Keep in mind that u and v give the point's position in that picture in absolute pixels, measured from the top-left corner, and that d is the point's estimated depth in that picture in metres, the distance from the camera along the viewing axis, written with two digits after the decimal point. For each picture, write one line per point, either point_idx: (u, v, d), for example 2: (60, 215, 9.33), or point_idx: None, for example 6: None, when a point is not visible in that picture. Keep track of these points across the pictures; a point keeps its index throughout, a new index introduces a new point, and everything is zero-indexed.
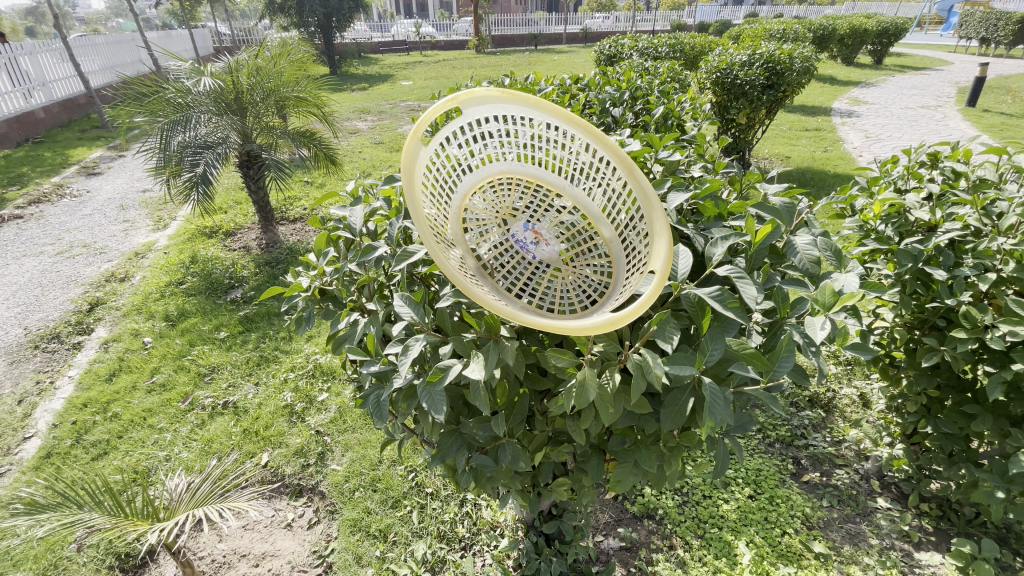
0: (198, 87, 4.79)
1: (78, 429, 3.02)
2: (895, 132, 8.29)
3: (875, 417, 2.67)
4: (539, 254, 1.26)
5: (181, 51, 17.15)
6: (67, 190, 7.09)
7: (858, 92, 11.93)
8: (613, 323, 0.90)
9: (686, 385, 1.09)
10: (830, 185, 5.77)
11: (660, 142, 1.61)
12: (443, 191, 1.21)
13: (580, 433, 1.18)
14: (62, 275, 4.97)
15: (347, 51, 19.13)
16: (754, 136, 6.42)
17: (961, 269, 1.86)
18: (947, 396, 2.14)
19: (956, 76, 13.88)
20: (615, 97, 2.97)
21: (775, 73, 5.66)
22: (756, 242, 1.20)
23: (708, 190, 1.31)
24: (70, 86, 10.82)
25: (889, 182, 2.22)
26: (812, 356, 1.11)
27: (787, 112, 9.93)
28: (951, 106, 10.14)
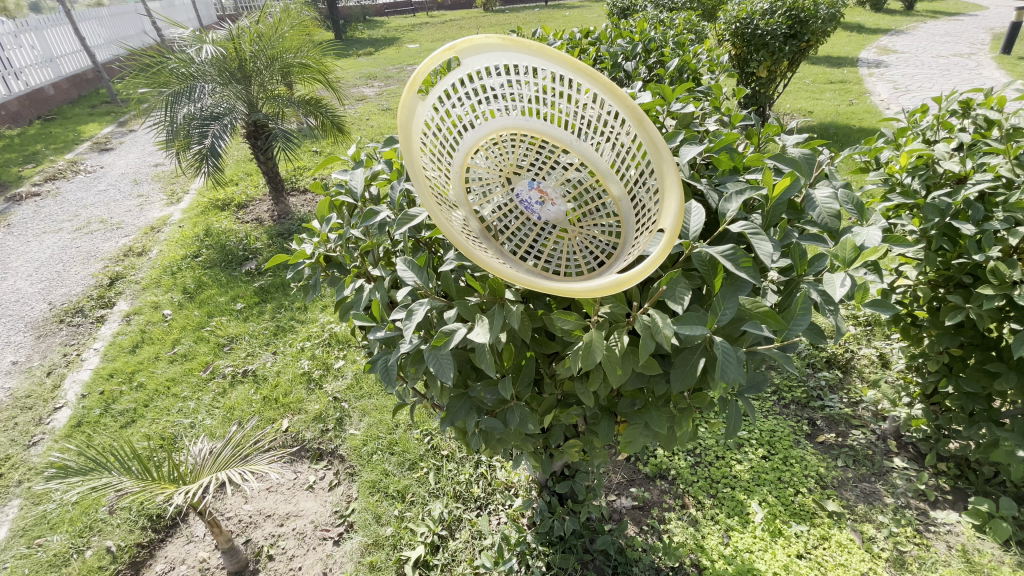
0: (201, 56, 4.74)
1: (106, 399, 3.13)
2: (926, 82, 7.86)
3: (893, 377, 2.62)
4: (545, 215, 1.20)
5: (185, 20, 16.90)
6: (81, 166, 7.15)
7: (887, 40, 11.28)
8: (620, 284, 0.86)
9: (696, 345, 1.07)
10: (855, 140, 5.53)
11: (673, 93, 1.54)
12: (443, 150, 1.17)
13: (588, 396, 1.17)
14: (82, 251, 5.06)
15: (351, 14, 18.64)
16: (774, 90, 6.14)
17: (991, 223, 1.76)
18: (970, 354, 2.08)
19: (992, 21, 13.05)
20: (628, 50, 2.84)
21: (798, 21, 5.37)
22: (773, 195, 1.14)
23: (723, 142, 1.25)
24: (77, 61, 10.75)
25: (917, 133, 2.10)
26: (828, 314, 1.07)
27: (811, 64, 9.46)
28: (985, 53, 9.56)
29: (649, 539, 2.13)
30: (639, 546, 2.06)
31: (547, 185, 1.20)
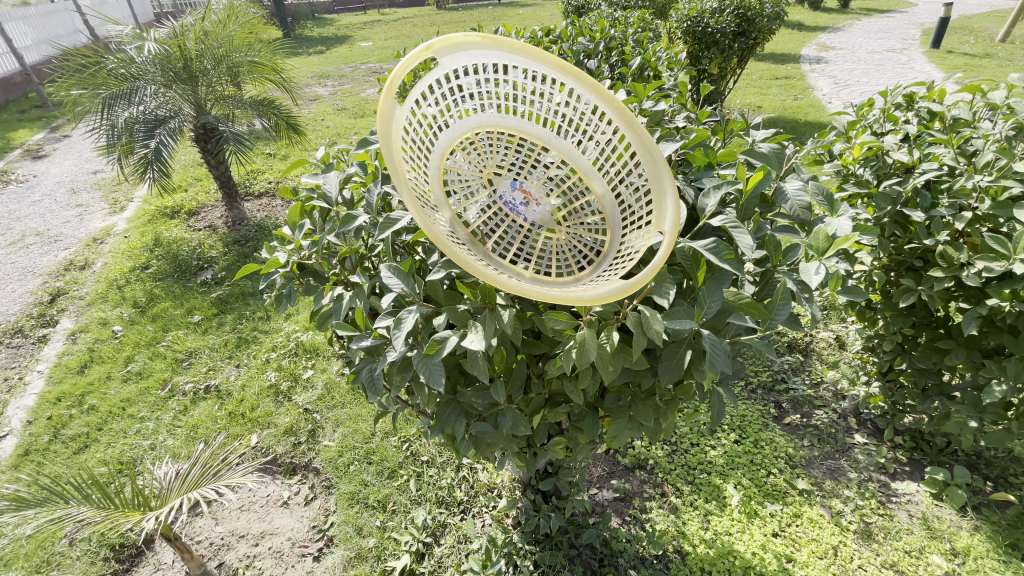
0: (143, 56, 4.49)
1: (55, 424, 2.92)
2: (863, 77, 8.32)
3: (851, 357, 2.76)
4: (530, 216, 1.18)
5: (120, 17, 16.00)
6: (11, 175, 6.65)
7: (826, 37, 11.86)
8: (625, 290, 0.87)
9: (683, 339, 1.09)
10: (803, 133, 5.80)
11: (643, 91, 1.56)
12: (420, 151, 1.14)
13: (578, 394, 1.17)
14: (17, 267, 4.70)
15: (300, 13, 18.12)
16: (726, 86, 6.35)
17: (938, 209, 1.88)
18: (921, 333, 2.21)
19: (919, 19, 13.93)
20: (590, 49, 2.86)
21: (746, 20, 5.57)
22: (749, 189, 1.18)
23: (696, 138, 1.28)
24: (2, 63, 10.02)
25: (866, 126, 2.23)
26: (806, 302, 1.11)
27: (757, 61, 9.86)
28: (915, 48, 10.19)
29: (632, 529, 2.16)
30: (623, 538, 2.10)
31: (530, 185, 1.18)
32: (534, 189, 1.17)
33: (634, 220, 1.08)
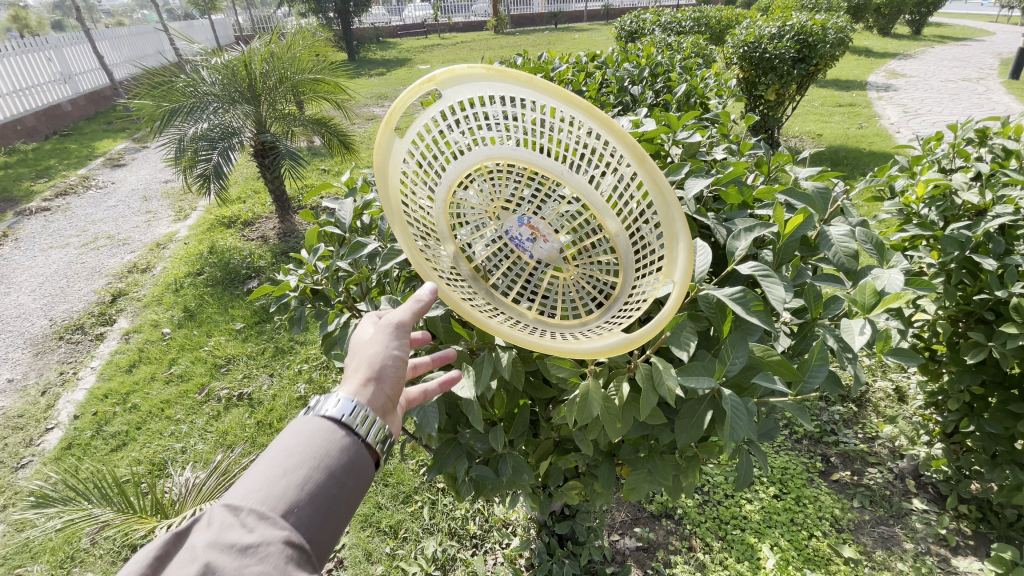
0: (213, 77, 4.80)
1: (99, 421, 3.08)
2: (936, 106, 7.83)
3: (911, 413, 2.50)
4: (536, 253, 1.12)
5: (201, 40, 17.52)
6: (93, 182, 7.25)
7: (896, 64, 11.31)
8: (628, 342, 0.81)
9: (703, 395, 0.99)
10: (866, 164, 5.48)
11: (678, 121, 1.46)
12: (427, 179, 1.10)
13: (587, 444, 1.10)
14: (87, 267, 5.08)
15: (365, 36, 19.15)
16: (783, 113, 6.12)
17: (1013, 257, 1.69)
18: (992, 393, 1.97)
19: (1002, 46, 13.09)
20: (634, 75, 2.80)
21: (806, 46, 5.38)
22: (785, 233, 1.07)
23: (730, 174, 1.18)
24: (96, 79, 11.14)
25: (933, 162, 2.06)
26: (847, 363, 0.99)
27: (819, 88, 9.49)
28: (996, 77, 9.55)
29: None
30: None
31: (539, 221, 1.10)
32: (542, 225, 1.09)
33: (648, 263, 0.99)
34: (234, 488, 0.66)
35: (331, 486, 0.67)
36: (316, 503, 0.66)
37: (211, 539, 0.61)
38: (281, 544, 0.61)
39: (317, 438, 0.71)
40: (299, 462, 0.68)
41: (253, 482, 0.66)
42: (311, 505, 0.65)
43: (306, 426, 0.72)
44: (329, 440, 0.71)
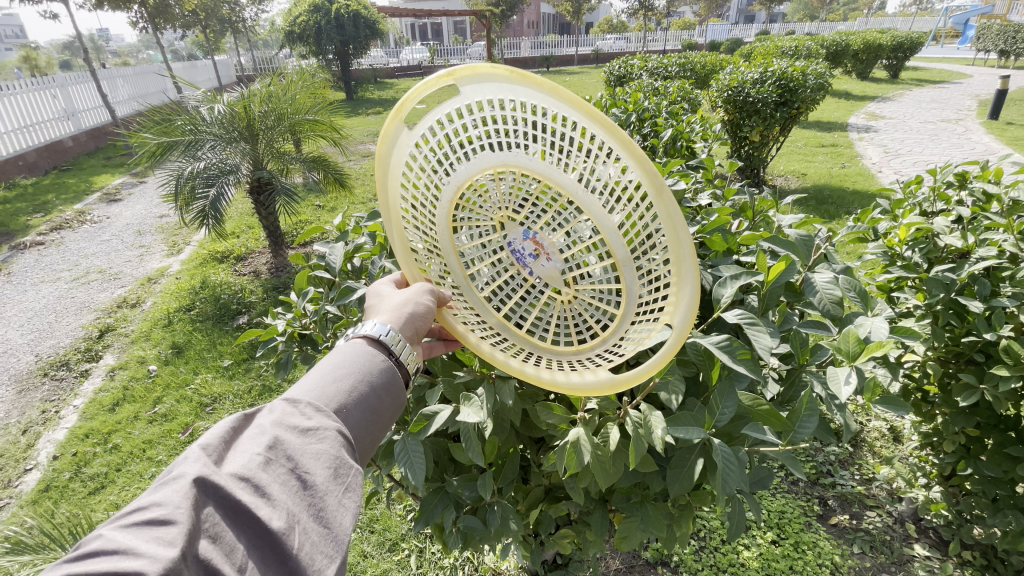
0: (213, 115, 4.90)
1: (78, 462, 2.98)
2: (916, 147, 8.09)
3: (907, 454, 2.48)
4: (536, 271, 1.05)
5: (204, 79, 17.98)
6: (88, 216, 7.26)
7: (875, 107, 11.76)
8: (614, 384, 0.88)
9: (693, 444, 0.98)
10: (851, 203, 5.62)
11: (664, 169, 1.51)
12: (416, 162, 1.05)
13: (577, 493, 1.08)
14: (76, 301, 5.03)
15: (364, 77, 19.75)
16: (768, 153, 6.31)
17: (998, 299, 1.71)
18: (988, 435, 1.95)
19: (976, 90, 13.68)
20: (622, 120, 2.90)
21: (788, 90, 5.60)
22: (770, 280, 1.09)
23: (715, 222, 1.20)
24: (97, 116, 11.35)
25: (915, 205, 2.11)
26: (836, 412, 0.98)
27: (802, 129, 9.82)
28: (972, 119, 9.93)
29: None
30: None
31: (545, 241, 1.01)
32: (546, 246, 1.01)
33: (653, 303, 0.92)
34: (290, 391, 0.77)
35: (372, 395, 0.80)
36: (360, 405, 0.78)
37: (274, 419, 0.72)
38: (336, 431, 0.72)
39: (359, 359, 0.83)
40: (345, 374, 0.81)
41: (310, 385, 0.77)
42: (355, 407, 0.78)
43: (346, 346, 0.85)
44: (370, 362, 0.84)
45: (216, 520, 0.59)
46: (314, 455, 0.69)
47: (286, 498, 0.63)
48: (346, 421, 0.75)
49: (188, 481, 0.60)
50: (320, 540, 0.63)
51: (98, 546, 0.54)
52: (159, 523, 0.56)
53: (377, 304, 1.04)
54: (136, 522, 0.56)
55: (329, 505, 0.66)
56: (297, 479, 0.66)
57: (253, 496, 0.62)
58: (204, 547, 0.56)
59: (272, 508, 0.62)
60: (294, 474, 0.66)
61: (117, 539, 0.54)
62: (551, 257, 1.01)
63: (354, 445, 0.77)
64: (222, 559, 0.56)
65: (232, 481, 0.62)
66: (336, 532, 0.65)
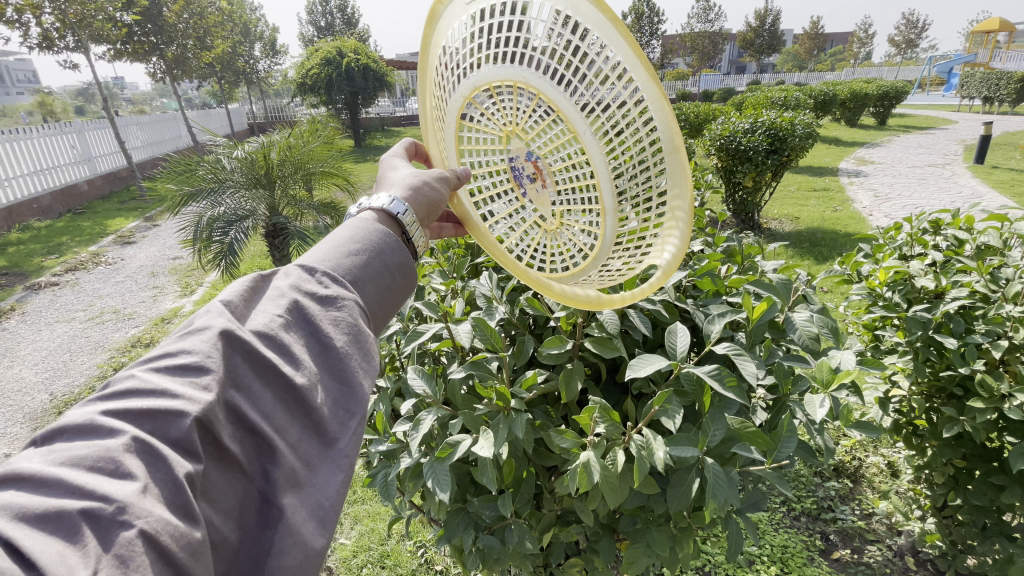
0: (233, 164, 5.19)
1: None
2: (904, 191, 8.40)
3: (903, 488, 2.55)
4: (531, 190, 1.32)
5: (218, 127, 18.76)
6: (103, 258, 7.50)
7: (864, 153, 12.23)
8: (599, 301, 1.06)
9: (690, 464, 1.10)
10: (843, 245, 5.82)
11: None
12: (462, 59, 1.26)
13: (587, 513, 1.20)
14: (91, 341, 5.17)
15: (372, 125, 20.57)
16: (761, 198, 6.58)
17: (972, 336, 1.85)
18: (975, 466, 2.05)
19: (961, 136, 14.21)
20: None
21: (777, 139, 5.93)
22: (753, 318, 1.24)
23: (704, 267, 1.37)
24: (114, 161, 11.83)
25: (894, 249, 2.27)
26: (815, 434, 1.13)
27: (794, 174, 10.20)
28: (958, 164, 10.32)
29: None
30: None
31: (541, 169, 1.28)
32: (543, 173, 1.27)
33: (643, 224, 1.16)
34: (307, 260, 0.79)
35: (386, 271, 0.82)
36: (374, 278, 0.80)
37: (292, 284, 0.73)
38: (354, 299, 0.74)
39: (373, 233, 0.85)
40: (358, 248, 0.82)
41: (326, 255, 0.79)
42: (371, 283, 0.79)
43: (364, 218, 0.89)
44: (383, 239, 0.85)
45: (244, 370, 0.62)
46: (334, 320, 0.71)
47: (308, 359, 0.67)
48: (363, 292, 0.78)
49: (214, 332, 0.63)
50: (340, 397, 0.67)
51: (137, 387, 0.58)
52: (192, 369, 0.59)
53: (383, 180, 1.15)
54: (166, 367, 0.60)
55: (351, 365, 0.69)
56: (317, 343, 0.69)
57: (278, 353, 0.65)
58: (234, 394, 0.60)
59: (295, 366, 0.65)
60: (314, 338, 0.69)
61: (154, 379, 0.59)
62: (548, 185, 1.29)
63: (374, 315, 0.80)
64: (252, 407, 0.60)
65: (256, 337, 0.65)
66: (356, 391, 0.68)
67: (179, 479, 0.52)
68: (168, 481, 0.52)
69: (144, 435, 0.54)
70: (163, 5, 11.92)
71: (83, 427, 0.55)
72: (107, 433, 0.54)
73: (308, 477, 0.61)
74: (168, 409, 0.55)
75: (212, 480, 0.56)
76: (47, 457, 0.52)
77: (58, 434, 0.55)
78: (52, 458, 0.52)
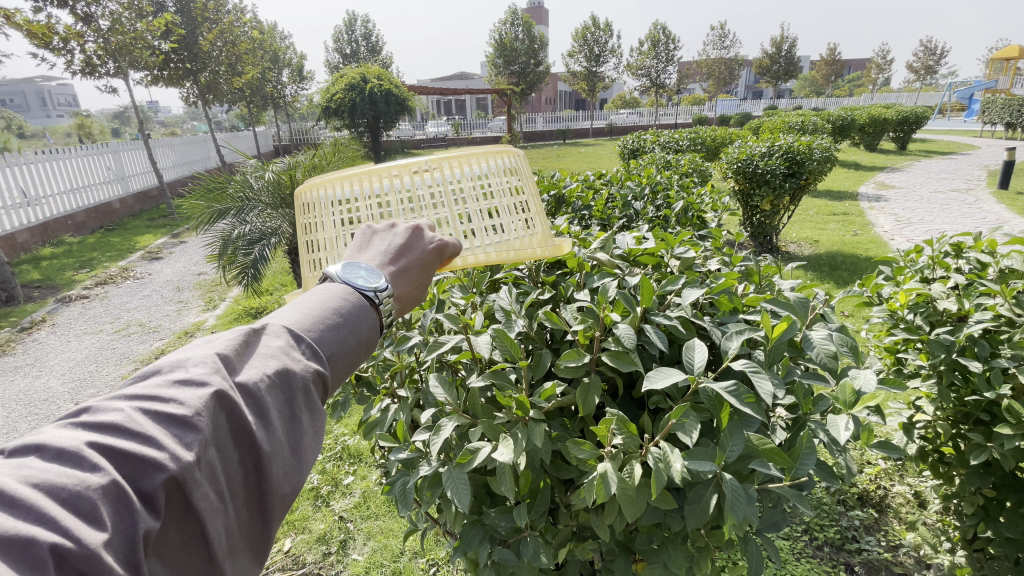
0: (259, 183, 5.36)
1: None
2: (927, 216, 8.27)
3: (932, 519, 2.46)
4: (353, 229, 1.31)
5: (245, 148, 19.44)
6: (131, 273, 7.74)
7: (884, 177, 12.13)
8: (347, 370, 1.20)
9: (708, 479, 1.10)
10: (864, 268, 5.74)
11: (676, 239, 1.70)
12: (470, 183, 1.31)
13: (603, 528, 1.19)
14: (117, 352, 5.32)
15: (392, 148, 21.07)
16: (780, 221, 6.56)
17: (998, 360, 1.81)
18: (1006, 496, 1.98)
19: (985, 161, 14.02)
20: (636, 192, 3.19)
21: (795, 163, 5.94)
22: (771, 335, 1.25)
23: (722, 285, 1.38)
24: (145, 180, 12.31)
25: (916, 271, 2.24)
26: (835, 453, 1.13)
27: (813, 197, 10.13)
28: (982, 189, 10.15)
29: None
30: None
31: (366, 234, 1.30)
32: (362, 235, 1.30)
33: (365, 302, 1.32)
34: (295, 323, 0.82)
35: (357, 346, 0.86)
36: (347, 352, 0.84)
37: (282, 346, 0.77)
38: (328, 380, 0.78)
39: (361, 331, 0.87)
40: (342, 322, 0.86)
41: (311, 320, 0.83)
42: (343, 362, 0.84)
43: (338, 281, 0.91)
44: (366, 332, 0.88)
45: (223, 429, 0.65)
46: (306, 394, 0.75)
47: (279, 427, 0.70)
48: (334, 367, 0.82)
49: (209, 388, 0.66)
50: (293, 471, 0.71)
51: (124, 426, 0.60)
52: (178, 424, 0.61)
53: (368, 242, 1.08)
54: (152, 412, 0.63)
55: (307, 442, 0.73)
56: (287, 410, 0.72)
57: (257, 417, 0.69)
58: (214, 452, 0.63)
59: (265, 433, 0.68)
60: (285, 406, 0.72)
61: (142, 422, 0.61)
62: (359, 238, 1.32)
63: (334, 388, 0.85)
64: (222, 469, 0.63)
65: (240, 395, 0.68)
66: (306, 467, 0.73)
67: (138, 536, 0.55)
68: (129, 537, 0.55)
69: (121, 481, 0.56)
70: (198, 34, 12.58)
71: (63, 452, 0.57)
72: (89, 468, 0.56)
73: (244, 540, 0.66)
74: (149, 461, 0.58)
75: (163, 538, 0.59)
76: (18, 475, 0.54)
77: (33, 450, 0.58)
78: (23, 478, 0.54)
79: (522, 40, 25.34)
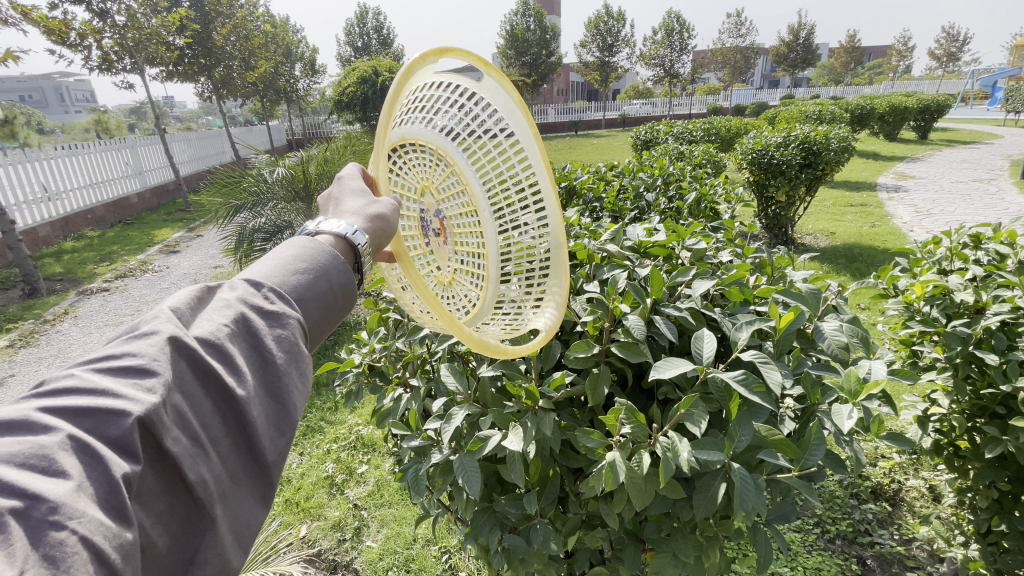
0: (273, 177, 5.41)
1: None
2: (947, 206, 8.09)
3: (946, 513, 2.44)
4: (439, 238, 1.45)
5: (259, 143, 19.62)
6: (150, 266, 7.89)
7: (904, 167, 11.88)
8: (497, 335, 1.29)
9: (716, 469, 1.11)
10: (881, 261, 5.64)
11: (686, 231, 1.69)
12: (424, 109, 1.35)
13: (612, 516, 1.21)
14: None
15: None
16: (795, 212, 6.46)
17: (1014, 352, 1.78)
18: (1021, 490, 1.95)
19: (1009, 150, 13.68)
20: (648, 183, 3.17)
21: (811, 153, 5.83)
22: (781, 327, 1.25)
23: (733, 276, 1.38)
24: (162, 175, 12.51)
25: (932, 263, 2.21)
26: (844, 444, 1.13)
27: (829, 188, 9.95)
28: (1006, 179, 9.90)
29: None
30: None
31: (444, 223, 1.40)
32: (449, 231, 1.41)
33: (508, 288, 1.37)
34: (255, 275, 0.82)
35: (329, 292, 0.85)
36: (318, 297, 0.83)
37: (240, 297, 0.76)
38: (298, 320, 0.77)
39: (332, 273, 0.86)
40: (307, 267, 0.85)
41: (274, 272, 0.83)
42: (316, 302, 0.82)
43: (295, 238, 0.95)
44: (339, 274, 0.87)
45: (186, 375, 0.65)
46: (277, 339, 0.74)
47: (249, 374, 0.69)
48: (306, 313, 0.81)
49: (161, 339, 0.66)
50: (275, 416, 0.70)
51: (77, 387, 0.61)
52: (135, 372, 0.62)
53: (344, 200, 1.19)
54: (108, 369, 0.63)
55: (288, 386, 0.72)
56: (257, 357, 0.72)
57: (223, 364, 0.68)
58: (179, 398, 0.63)
59: (236, 379, 0.68)
60: (254, 354, 0.72)
61: (95, 380, 0.62)
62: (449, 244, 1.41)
63: (312, 336, 0.83)
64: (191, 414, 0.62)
65: (202, 346, 0.68)
66: (291, 411, 0.71)
67: (115, 481, 0.55)
68: (103, 482, 0.55)
69: (82, 435, 0.57)
70: (212, 29, 12.67)
71: (13, 424, 0.57)
72: (41, 431, 0.57)
73: (231, 487, 0.65)
74: (109, 411, 0.58)
75: (144, 486, 0.58)
76: None
77: None
78: None
79: (534, 30, 25.11)
